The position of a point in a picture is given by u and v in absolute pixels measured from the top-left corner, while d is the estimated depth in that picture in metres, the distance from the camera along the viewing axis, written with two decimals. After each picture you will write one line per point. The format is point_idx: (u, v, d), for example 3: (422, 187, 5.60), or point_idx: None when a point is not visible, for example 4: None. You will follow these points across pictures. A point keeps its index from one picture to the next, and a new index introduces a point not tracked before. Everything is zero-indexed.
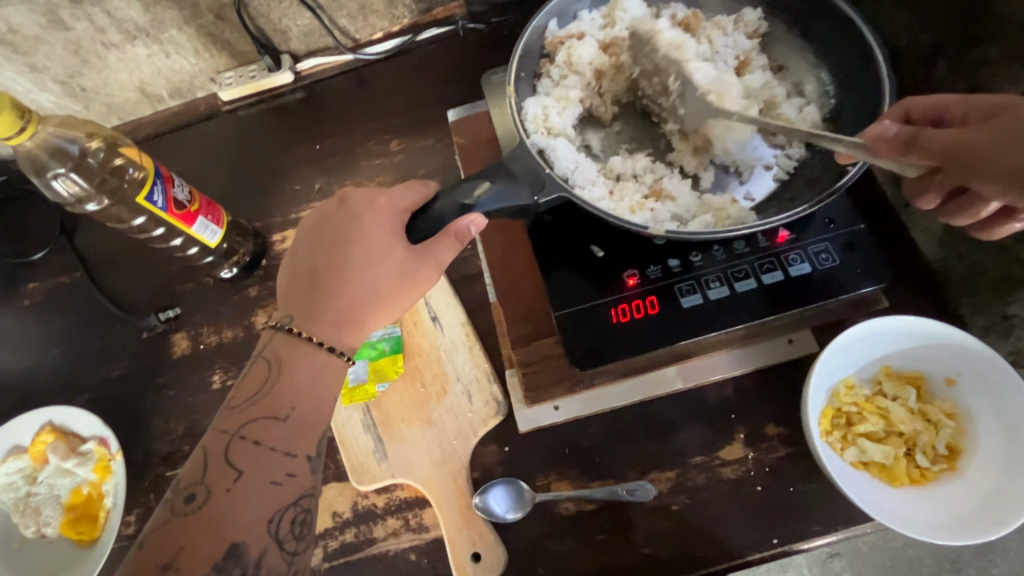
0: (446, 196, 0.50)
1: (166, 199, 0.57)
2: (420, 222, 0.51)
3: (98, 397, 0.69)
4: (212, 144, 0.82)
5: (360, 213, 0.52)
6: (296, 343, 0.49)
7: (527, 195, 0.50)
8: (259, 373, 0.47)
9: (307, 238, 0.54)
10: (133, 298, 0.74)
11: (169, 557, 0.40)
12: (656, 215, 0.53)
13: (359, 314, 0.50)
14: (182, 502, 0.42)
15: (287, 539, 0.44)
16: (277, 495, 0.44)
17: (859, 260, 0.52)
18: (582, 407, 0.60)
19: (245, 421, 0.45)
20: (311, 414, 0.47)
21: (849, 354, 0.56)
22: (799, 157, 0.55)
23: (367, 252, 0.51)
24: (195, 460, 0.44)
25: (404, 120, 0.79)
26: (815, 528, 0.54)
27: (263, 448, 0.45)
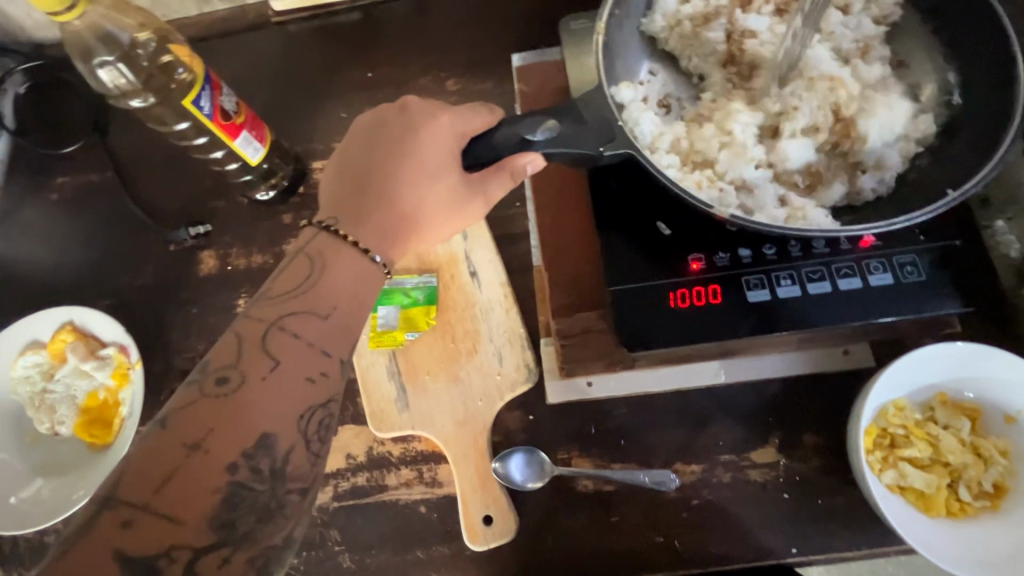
0: (508, 126, 0.46)
1: (213, 106, 0.53)
2: (477, 146, 0.47)
3: (120, 303, 0.68)
4: (258, 56, 0.77)
5: (418, 123, 0.48)
6: (340, 245, 0.45)
7: (590, 144, 0.45)
8: (301, 269, 0.43)
9: (359, 138, 0.50)
10: (163, 207, 0.71)
11: (196, 439, 0.37)
12: (722, 196, 0.49)
13: (405, 228, 0.47)
14: (212, 384, 0.39)
15: (313, 439, 0.40)
16: (309, 393, 0.40)
17: (948, 277, 0.48)
18: (616, 387, 0.58)
19: (284, 312, 0.42)
20: (352, 318, 0.44)
21: (907, 375, 0.52)
22: (891, 179, 0.49)
23: (421, 166, 0.47)
24: (226, 344, 0.41)
25: (464, 59, 0.73)
26: (836, 544, 0.53)
27: (302, 343, 0.41)
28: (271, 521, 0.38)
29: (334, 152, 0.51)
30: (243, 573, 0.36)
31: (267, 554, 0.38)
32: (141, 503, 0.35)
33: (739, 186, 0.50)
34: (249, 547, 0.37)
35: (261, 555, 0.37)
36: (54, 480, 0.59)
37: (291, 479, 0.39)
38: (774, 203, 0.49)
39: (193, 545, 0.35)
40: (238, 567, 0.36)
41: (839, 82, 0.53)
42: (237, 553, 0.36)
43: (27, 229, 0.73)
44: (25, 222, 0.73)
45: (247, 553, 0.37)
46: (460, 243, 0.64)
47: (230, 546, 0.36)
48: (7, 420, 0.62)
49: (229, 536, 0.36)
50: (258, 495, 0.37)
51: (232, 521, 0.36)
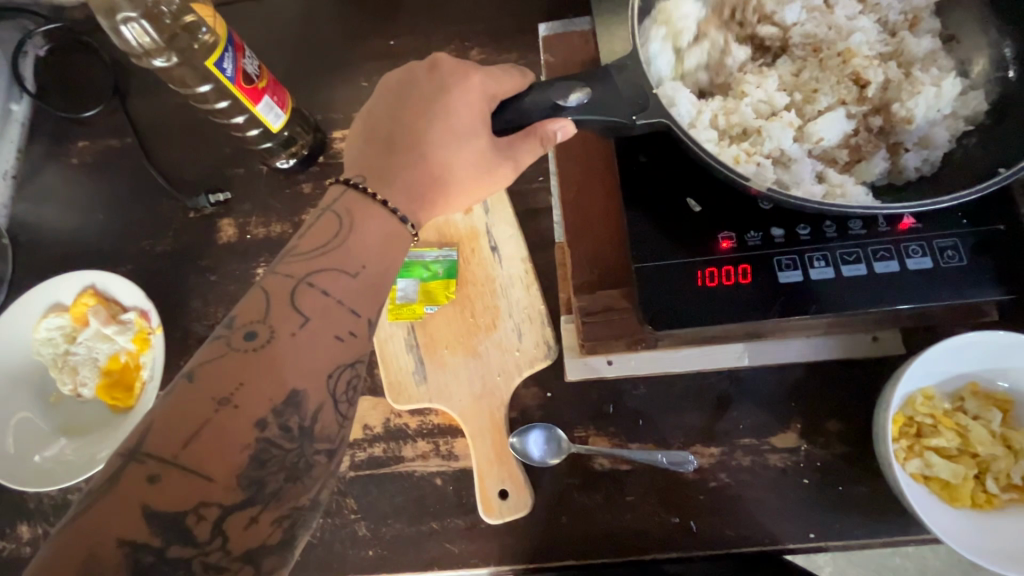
0: (540, 90, 0.44)
1: (235, 69, 0.52)
2: (507, 108, 0.45)
3: (140, 269, 0.68)
4: (279, 21, 0.76)
5: (449, 82, 0.47)
6: (368, 203, 0.44)
7: (623, 113, 0.43)
8: (329, 226, 0.43)
9: (387, 96, 0.48)
10: (182, 174, 0.71)
11: (226, 393, 0.37)
12: (762, 171, 0.47)
13: (434, 190, 0.46)
14: (241, 338, 0.38)
15: (340, 400, 0.40)
16: (337, 352, 0.40)
17: (991, 262, 0.46)
18: (636, 366, 0.57)
19: (312, 269, 0.41)
20: (381, 277, 0.43)
21: (939, 364, 0.51)
22: (935, 158, 0.48)
23: (450, 126, 0.46)
24: (255, 298, 0.40)
25: (489, 29, 0.71)
26: (856, 531, 0.52)
27: (331, 300, 0.41)
28: (299, 480, 0.38)
29: (361, 108, 0.50)
30: (270, 531, 0.37)
31: (293, 515, 0.38)
32: (170, 458, 0.35)
33: (776, 160, 0.48)
34: (277, 506, 0.37)
35: (287, 515, 0.37)
36: (76, 442, 0.61)
37: (319, 439, 0.39)
38: (812, 179, 0.47)
39: (223, 502, 0.35)
40: (265, 527, 0.36)
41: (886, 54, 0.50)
42: (264, 513, 0.36)
43: (49, 194, 0.73)
44: (47, 187, 0.73)
45: (274, 512, 0.37)
46: (481, 217, 0.63)
47: (259, 504, 0.36)
48: (32, 380, 0.63)
49: (257, 495, 0.36)
50: (286, 454, 0.37)
51: (262, 478, 0.36)
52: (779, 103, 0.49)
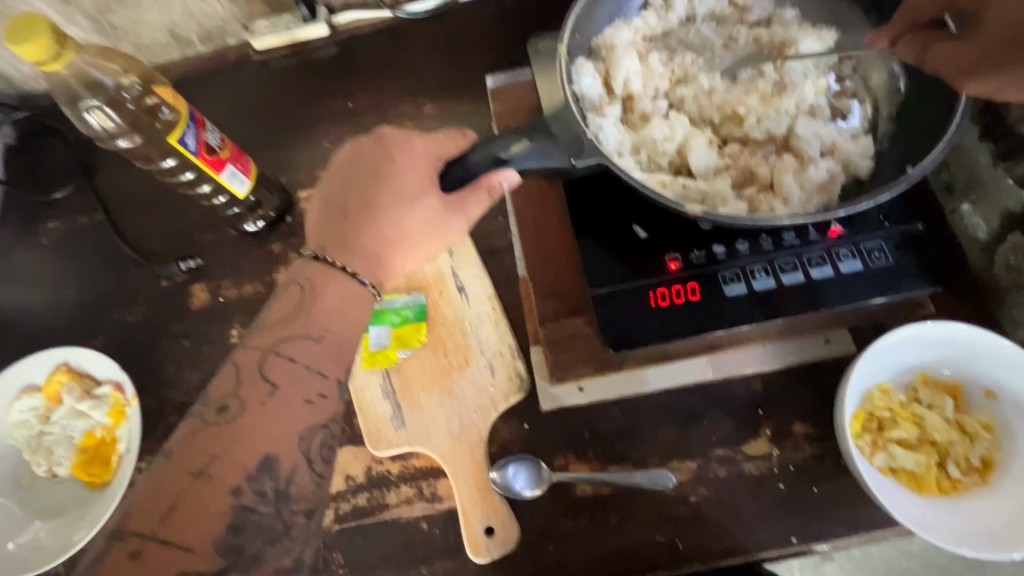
0: (484, 146, 0.46)
1: (198, 142, 0.56)
2: (453, 169, 0.47)
3: (115, 342, 0.69)
4: (242, 93, 0.80)
5: (394, 151, 0.51)
6: (330, 272, 0.46)
7: (562, 157, 0.46)
8: (292, 297, 0.46)
9: (340, 173, 0.52)
10: (154, 245, 0.73)
11: (201, 467, 0.40)
12: (686, 191, 0.50)
13: (389, 250, 0.49)
14: (214, 413, 0.42)
15: (315, 459, 0.43)
16: (307, 414, 0.43)
17: (915, 258, 0.50)
18: (607, 389, 0.59)
19: (279, 339, 0.44)
20: (344, 338, 0.45)
21: (887, 359, 0.54)
22: (857, 168, 0.51)
23: (400, 192, 0.49)
24: (227, 374, 0.43)
25: (440, 83, 0.76)
26: (835, 530, 0.53)
27: (298, 366, 0.44)
28: None
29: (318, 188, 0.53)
30: None
31: None
32: (149, 534, 0.38)
33: (695, 179, 0.52)
34: None
35: None
36: (51, 523, 0.59)
37: (296, 501, 0.42)
38: (736, 199, 0.50)
39: None
40: None
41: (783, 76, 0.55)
42: None
43: (20, 275, 0.74)
44: (18, 268, 0.74)
45: None
46: (446, 260, 0.65)
47: None
48: (6, 464, 0.62)
49: None
50: None
51: None
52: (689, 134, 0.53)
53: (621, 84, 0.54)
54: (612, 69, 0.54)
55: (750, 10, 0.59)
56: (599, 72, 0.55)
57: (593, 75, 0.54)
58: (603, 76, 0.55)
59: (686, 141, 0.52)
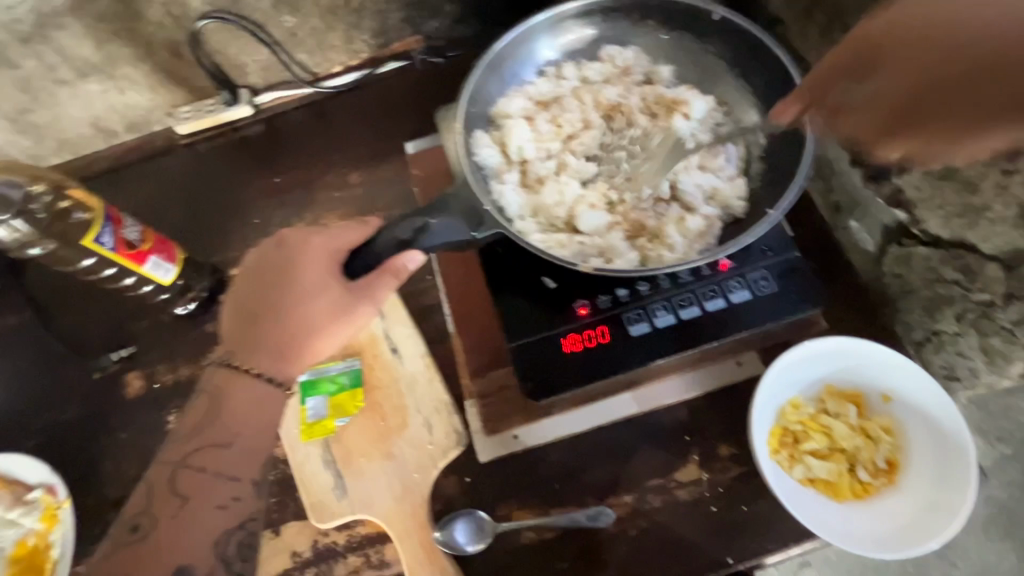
0: (389, 229, 0.49)
1: (116, 240, 0.57)
2: (358, 257, 0.50)
3: (47, 442, 0.67)
4: (171, 177, 0.82)
5: (295, 253, 0.53)
6: (238, 376, 0.51)
7: (465, 233, 0.50)
8: (201, 407, 0.50)
9: (248, 276, 0.55)
10: (83, 337, 0.71)
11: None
12: (583, 248, 0.56)
13: (297, 346, 0.51)
14: (127, 531, 0.47)
15: (233, 560, 0.48)
16: (221, 518, 0.48)
17: (795, 284, 0.56)
18: (540, 434, 0.61)
19: (190, 453, 0.49)
20: (252, 440, 0.50)
21: (793, 376, 0.58)
22: (732, 208, 0.57)
23: (301, 289, 0.51)
24: (140, 492, 0.49)
25: (365, 153, 0.80)
26: (768, 546, 0.56)
27: (207, 475, 0.49)
28: None
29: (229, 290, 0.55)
30: None
31: None
32: None
33: (584, 235, 0.57)
34: None
35: None
36: None
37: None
38: (628, 250, 0.56)
39: None
40: None
41: (658, 131, 0.61)
42: None
43: None
44: None
45: None
46: (379, 324, 0.67)
47: None
48: None
49: None
50: None
51: None
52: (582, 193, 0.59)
53: (516, 151, 0.60)
54: (506, 138, 0.61)
55: (632, 71, 0.65)
56: (495, 142, 0.61)
57: (490, 147, 0.60)
58: (499, 145, 0.61)
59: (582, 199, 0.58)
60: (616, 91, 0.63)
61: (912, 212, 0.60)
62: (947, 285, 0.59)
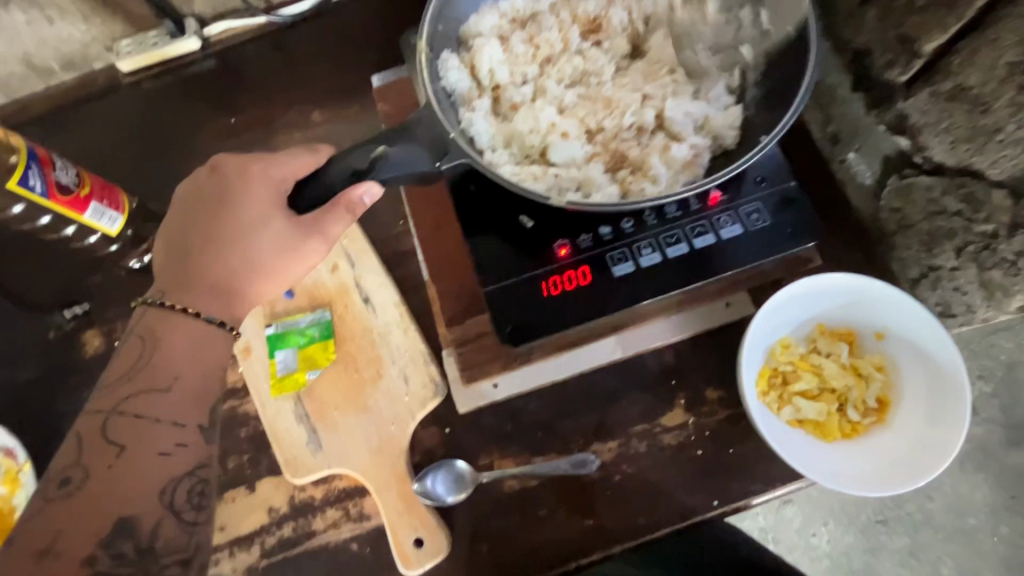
0: (341, 159, 0.45)
1: (45, 183, 0.53)
2: (307, 188, 0.46)
3: (3, 404, 0.63)
4: (117, 120, 0.75)
5: (230, 179, 0.48)
6: (170, 315, 0.44)
7: (427, 162, 0.45)
8: (133, 349, 0.43)
9: (179, 210, 0.49)
10: (34, 295, 0.67)
11: (45, 544, 0.37)
12: (559, 180, 0.52)
13: (238, 284, 0.46)
14: (56, 486, 0.39)
15: (184, 509, 0.41)
16: (165, 467, 0.41)
17: (789, 217, 0.53)
18: (521, 383, 0.58)
19: (121, 399, 0.41)
20: (198, 382, 0.43)
21: (784, 315, 0.55)
22: (720, 134, 0.52)
23: (240, 219, 0.46)
24: (68, 444, 0.40)
25: (328, 89, 0.73)
26: (753, 487, 0.55)
27: (146, 421, 0.41)
28: None
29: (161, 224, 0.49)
30: None
31: None
32: None
33: (559, 167, 0.53)
34: None
35: None
36: None
37: (165, 553, 0.39)
38: (607, 182, 0.52)
39: None
40: None
41: (644, 58, 0.58)
42: None
43: None
44: None
45: None
46: (349, 272, 0.63)
47: None
48: None
49: None
50: None
51: None
52: (560, 121, 0.54)
53: (487, 75, 0.55)
54: (475, 58, 0.55)
55: None
56: (465, 64, 0.56)
57: (459, 69, 0.55)
58: (469, 68, 0.56)
59: (563, 127, 0.54)
60: (597, 4, 0.59)
61: (915, 139, 0.56)
62: (948, 217, 0.56)
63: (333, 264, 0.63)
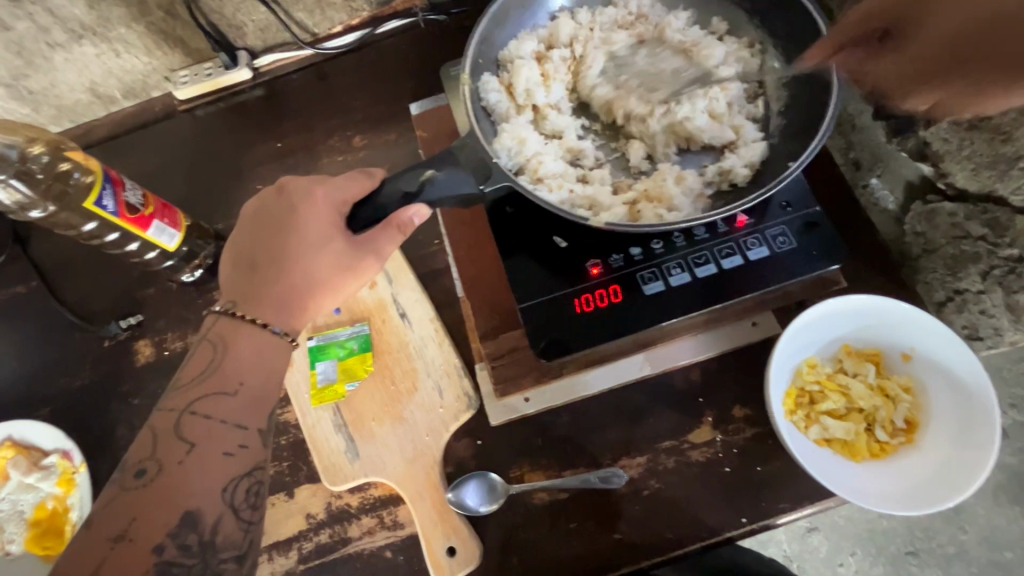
0: (392, 183, 0.49)
1: (117, 203, 0.57)
2: (361, 211, 0.50)
3: (62, 409, 0.67)
4: (174, 145, 0.80)
5: (295, 199, 0.51)
6: (241, 325, 0.48)
7: (472, 185, 0.49)
8: (204, 355, 0.47)
9: (246, 224, 0.52)
10: (94, 306, 0.71)
11: (120, 530, 0.41)
12: (573, 196, 0.55)
13: (301, 298, 0.50)
14: (132, 477, 0.43)
15: (242, 507, 0.45)
16: (229, 466, 0.45)
17: (816, 241, 0.55)
18: (551, 398, 0.60)
19: (193, 398, 0.45)
20: (260, 387, 0.48)
21: (810, 336, 0.56)
22: (734, 167, 0.55)
23: (303, 238, 0.49)
24: (144, 438, 0.44)
25: (368, 116, 0.78)
26: (781, 506, 0.55)
27: (213, 421, 0.45)
28: None
29: (229, 242, 0.54)
30: None
31: None
32: None
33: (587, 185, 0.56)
34: None
35: None
36: None
37: (222, 549, 0.43)
38: (617, 203, 0.55)
39: None
40: None
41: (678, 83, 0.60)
42: None
43: None
44: None
45: None
46: (387, 288, 0.66)
47: None
48: None
49: None
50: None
51: None
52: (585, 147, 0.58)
53: (524, 95, 0.58)
54: (514, 79, 0.58)
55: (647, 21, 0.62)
56: (503, 85, 0.59)
57: (496, 89, 0.58)
58: (507, 88, 0.59)
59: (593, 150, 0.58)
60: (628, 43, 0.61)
61: (937, 165, 0.58)
62: (973, 242, 0.57)
63: (371, 281, 0.66)
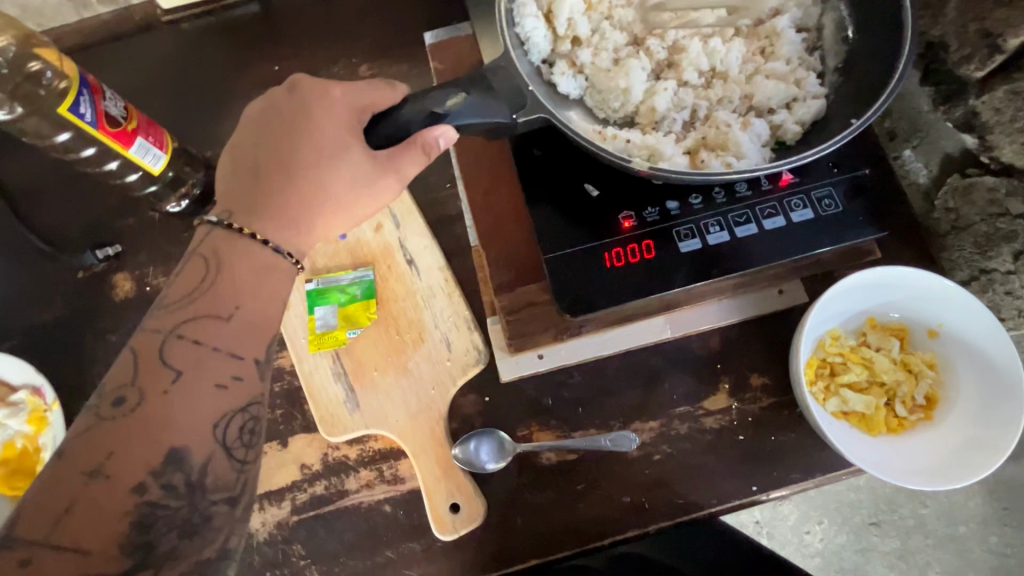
0: (415, 101, 0.45)
1: (95, 112, 0.51)
2: (382, 126, 0.46)
3: (30, 342, 0.61)
4: (155, 60, 0.72)
5: (310, 99, 0.47)
6: (237, 240, 0.43)
7: (504, 113, 0.46)
8: (195, 271, 0.42)
9: (249, 125, 0.47)
10: (66, 233, 0.65)
11: (95, 464, 0.36)
12: (629, 145, 0.52)
13: (309, 215, 0.45)
14: (109, 406, 0.38)
15: (235, 446, 0.41)
16: (223, 400, 0.40)
17: (863, 205, 0.52)
18: (567, 355, 0.58)
19: (180, 321, 0.41)
20: (256, 316, 0.43)
21: (838, 306, 0.54)
22: (787, 125, 0.52)
23: (318, 148, 0.45)
24: (124, 361, 0.40)
25: (375, 44, 0.71)
26: (793, 476, 0.54)
27: (204, 348, 0.41)
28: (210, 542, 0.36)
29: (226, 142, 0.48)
30: None
31: None
32: (41, 539, 0.34)
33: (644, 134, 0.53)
34: None
35: None
36: None
37: (213, 491, 0.40)
38: (678, 152, 0.51)
39: None
40: None
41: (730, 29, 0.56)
42: None
43: None
44: None
45: None
46: (393, 232, 0.61)
47: None
48: None
49: None
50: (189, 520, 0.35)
51: None
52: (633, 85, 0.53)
53: (566, 24, 0.54)
54: (555, 4, 0.54)
55: None
56: (542, 9, 0.54)
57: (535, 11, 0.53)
58: (545, 14, 0.55)
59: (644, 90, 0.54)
60: None
61: (984, 137, 0.56)
62: (1009, 220, 0.54)
63: (377, 223, 0.61)
